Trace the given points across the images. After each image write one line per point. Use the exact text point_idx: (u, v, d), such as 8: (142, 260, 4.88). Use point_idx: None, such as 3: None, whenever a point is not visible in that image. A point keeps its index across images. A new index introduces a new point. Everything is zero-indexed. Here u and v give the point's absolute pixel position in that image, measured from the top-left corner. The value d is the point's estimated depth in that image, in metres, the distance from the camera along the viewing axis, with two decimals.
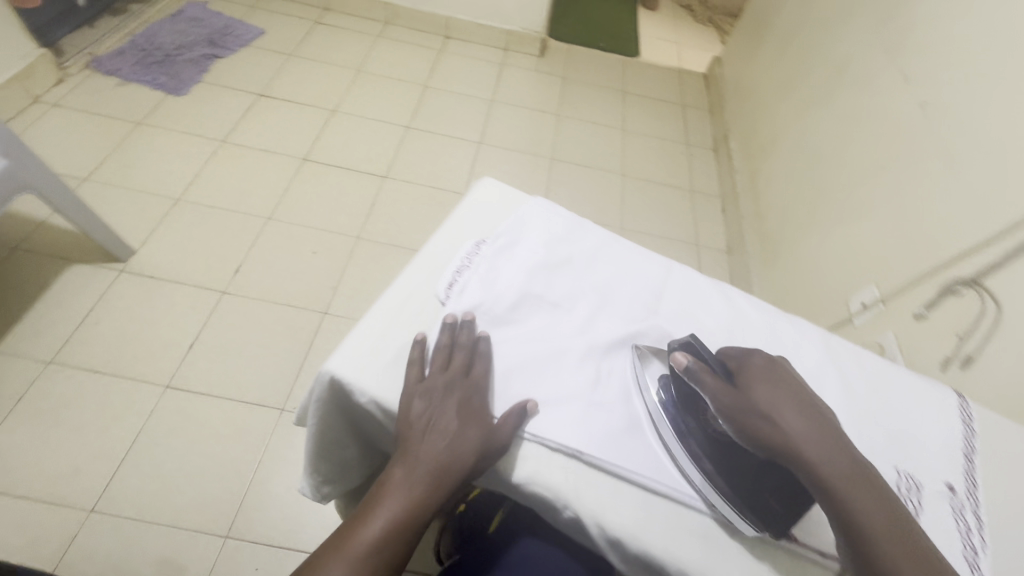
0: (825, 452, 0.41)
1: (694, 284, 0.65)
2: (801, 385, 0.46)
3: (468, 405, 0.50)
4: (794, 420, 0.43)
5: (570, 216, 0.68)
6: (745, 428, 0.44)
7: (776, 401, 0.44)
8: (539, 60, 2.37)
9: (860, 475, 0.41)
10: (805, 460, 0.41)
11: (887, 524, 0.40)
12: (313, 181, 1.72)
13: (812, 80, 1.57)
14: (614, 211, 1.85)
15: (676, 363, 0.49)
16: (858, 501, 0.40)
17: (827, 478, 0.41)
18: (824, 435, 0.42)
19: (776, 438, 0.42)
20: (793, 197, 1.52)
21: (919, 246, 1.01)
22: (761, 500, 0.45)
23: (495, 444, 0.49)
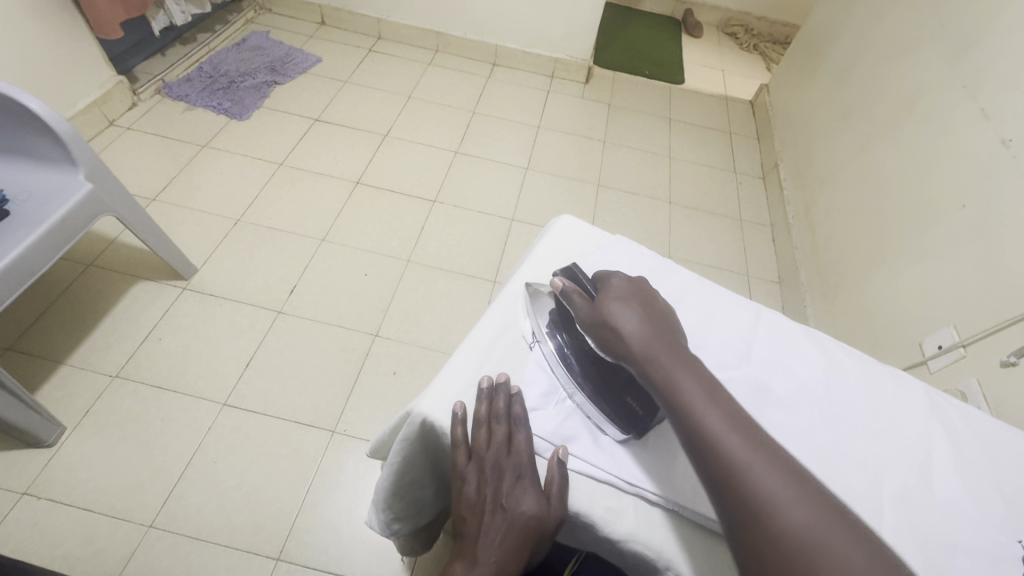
0: (655, 347, 0.45)
1: (784, 329, 0.63)
2: (653, 302, 0.50)
3: (514, 484, 0.47)
4: (627, 323, 0.47)
5: (653, 256, 0.67)
6: (596, 335, 0.49)
7: (619, 308, 0.48)
8: (585, 88, 2.40)
9: (692, 366, 0.44)
10: (635, 355, 0.45)
11: (724, 409, 0.41)
12: (366, 204, 1.76)
13: (873, 111, 1.53)
14: (661, 238, 1.84)
15: (554, 287, 0.54)
16: (684, 383, 0.43)
17: (653, 367, 0.44)
18: (657, 335, 0.46)
19: (613, 339, 0.47)
20: (852, 230, 1.48)
21: (1007, 289, 0.96)
22: (624, 405, 0.50)
23: (552, 519, 0.46)
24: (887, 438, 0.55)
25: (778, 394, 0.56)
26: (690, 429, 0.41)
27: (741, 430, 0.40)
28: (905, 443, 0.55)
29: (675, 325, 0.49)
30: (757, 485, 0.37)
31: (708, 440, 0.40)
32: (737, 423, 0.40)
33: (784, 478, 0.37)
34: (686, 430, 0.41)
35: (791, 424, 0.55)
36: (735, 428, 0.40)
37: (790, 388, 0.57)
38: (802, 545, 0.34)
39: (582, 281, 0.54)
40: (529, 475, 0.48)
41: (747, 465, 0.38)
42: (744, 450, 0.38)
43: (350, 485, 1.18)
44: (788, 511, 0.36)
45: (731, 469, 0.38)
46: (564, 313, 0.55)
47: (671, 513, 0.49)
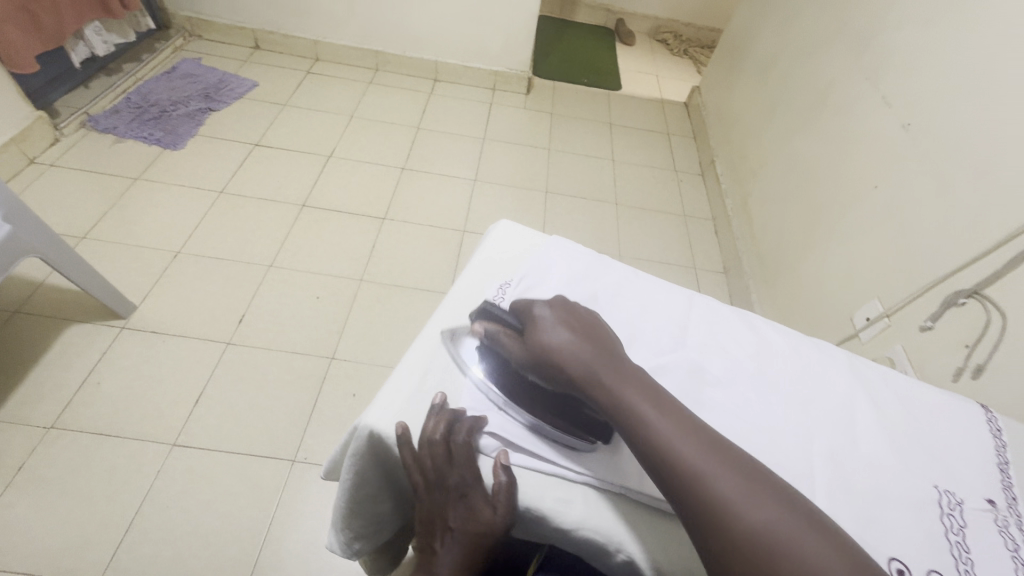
0: (602, 369, 0.47)
1: (716, 312, 0.66)
2: (584, 324, 0.51)
3: (458, 505, 0.49)
4: (566, 350, 0.49)
5: (589, 253, 0.69)
6: (533, 366, 0.50)
7: (555, 336, 0.50)
8: (526, 98, 2.45)
9: (640, 383, 0.46)
10: (584, 379, 0.47)
11: (673, 422, 0.43)
12: (313, 226, 1.73)
13: (793, 105, 1.64)
14: (611, 239, 1.89)
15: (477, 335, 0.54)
16: (633, 400, 0.45)
17: (602, 389, 0.46)
18: (598, 357, 0.48)
19: (556, 365, 0.48)
20: (784, 217, 1.57)
21: (919, 259, 1.04)
22: (584, 418, 0.51)
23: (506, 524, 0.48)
24: (816, 405, 0.59)
25: (713, 374, 0.59)
26: (645, 447, 0.43)
27: (693, 438, 0.41)
28: (831, 407, 0.59)
29: (611, 340, 0.51)
30: (713, 488, 0.38)
31: (661, 456, 0.41)
32: (687, 432, 0.42)
33: (739, 481, 0.39)
34: (642, 449, 0.43)
35: (728, 401, 0.57)
36: (685, 433, 0.42)
37: (725, 368, 0.60)
38: (765, 542, 0.36)
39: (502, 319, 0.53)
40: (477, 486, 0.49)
41: (700, 471, 0.39)
42: (697, 459, 0.40)
43: (315, 514, 1.15)
44: (744, 509, 0.37)
45: (689, 482, 0.39)
46: (490, 351, 0.55)
47: (620, 497, 0.50)
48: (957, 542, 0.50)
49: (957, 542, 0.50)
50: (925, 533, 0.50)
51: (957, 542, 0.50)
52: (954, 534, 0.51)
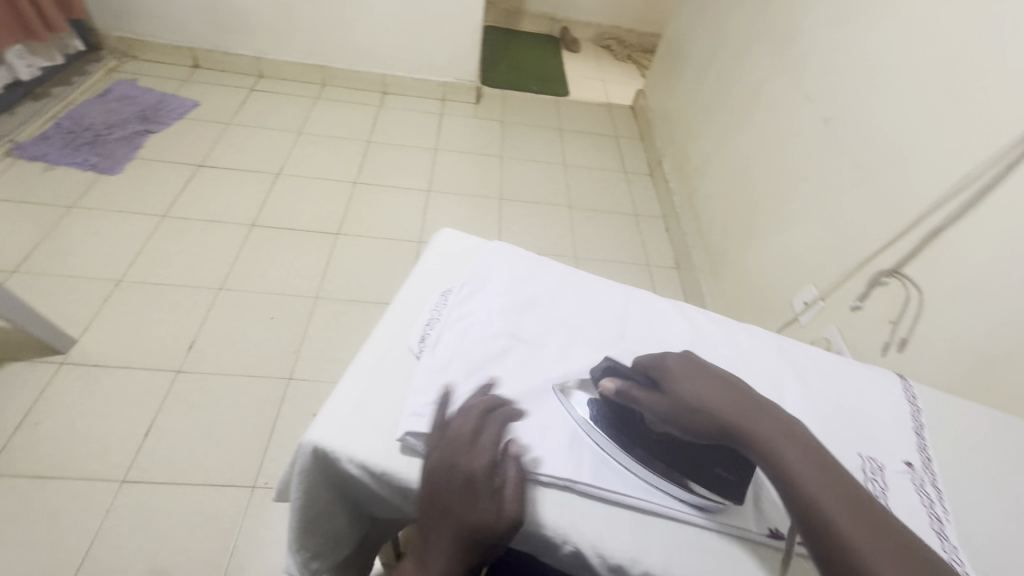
0: (748, 420, 0.48)
1: (653, 305, 0.69)
2: (724, 378, 0.53)
3: (472, 488, 0.48)
4: (708, 399, 0.50)
5: (530, 256, 0.71)
6: (671, 414, 0.51)
7: (699, 389, 0.51)
8: (476, 107, 2.47)
9: (788, 436, 0.47)
10: (726, 430, 0.49)
11: (828, 484, 0.43)
12: (264, 245, 1.69)
13: (728, 104, 1.72)
14: (566, 242, 1.92)
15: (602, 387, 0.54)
16: (784, 457, 0.45)
17: (748, 439, 0.47)
18: (744, 408, 0.49)
19: (696, 414, 0.50)
20: (727, 211, 1.64)
21: (845, 244, 1.11)
22: (711, 475, 0.51)
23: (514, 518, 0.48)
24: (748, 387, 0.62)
25: None
26: (799, 500, 0.43)
27: (845, 504, 0.42)
28: (762, 386, 0.62)
29: (759, 394, 0.52)
30: (869, 556, 0.39)
31: (811, 511, 0.42)
32: (844, 498, 0.42)
33: (891, 554, 0.39)
34: (792, 501, 0.44)
35: None
36: (838, 497, 0.42)
37: None
38: None
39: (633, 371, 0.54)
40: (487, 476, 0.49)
41: (854, 537, 0.40)
42: (857, 527, 0.40)
43: (278, 539, 1.12)
44: None
45: (850, 551, 0.39)
46: (615, 408, 0.54)
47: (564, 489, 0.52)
48: (879, 504, 0.54)
49: (880, 504, 0.54)
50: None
51: (879, 504, 0.54)
52: (877, 497, 0.55)
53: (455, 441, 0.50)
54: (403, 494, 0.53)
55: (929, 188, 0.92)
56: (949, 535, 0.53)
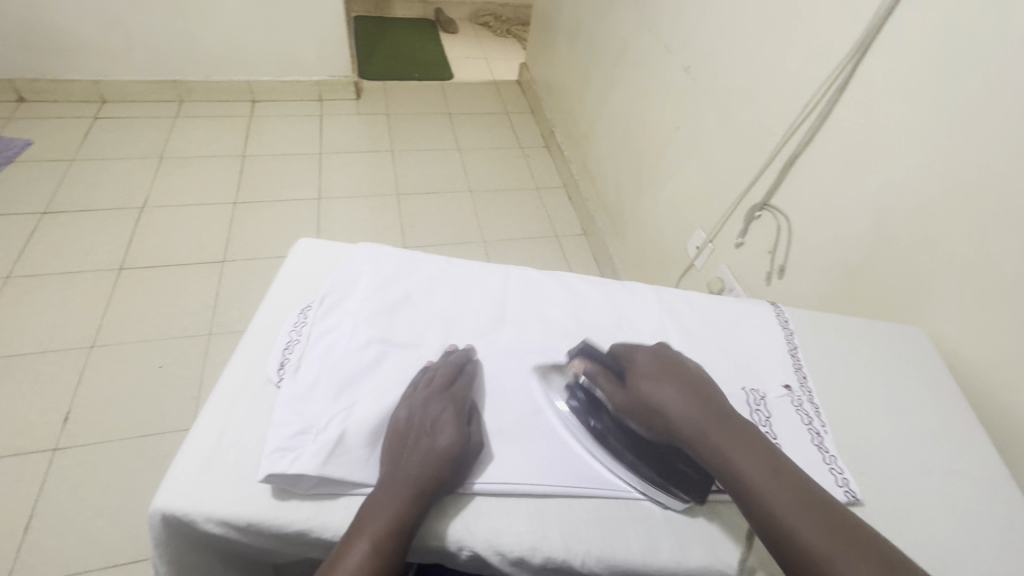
0: (709, 426, 0.48)
1: (532, 280, 0.67)
2: (685, 377, 0.52)
3: (446, 417, 0.50)
4: (671, 405, 0.50)
5: (398, 252, 0.67)
6: (638, 416, 0.51)
7: (661, 391, 0.50)
8: (358, 103, 2.35)
9: (745, 442, 0.47)
10: (691, 438, 0.48)
11: (788, 489, 0.44)
12: (139, 288, 1.52)
13: (601, 65, 1.73)
14: (472, 228, 1.89)
15: (576, 374, 0.55)
16: (744, 467, 0.45)
17: (708, 450, 0.47)
18: (707, 413, 0.49)
19: (663, 419, 0.50)
20: (618, 171, 1.67)
21: (719, 185, 1.16)
22: (676, 471, 0.50)
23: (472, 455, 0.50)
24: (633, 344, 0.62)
25: (536, 342, 0.60)
26: (760, 508, 0.44)
27: (807, 508, 0.43)
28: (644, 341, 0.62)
29: (715, 392, 0.52)
30: (832, 565, 0.40)
31: (775, 518, 0.43)
32: (806, 503, 0.43)
33: (857, 557, 0.40)
34: (756, 513, 0.44)
35: (550, 366, 0.58)
36: (798, 502, 0.43)
37: (544, 335, 0.61)
38: None
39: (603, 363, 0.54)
40: (456, 410, 0.51)
41: (818, 547, 0.41)
42: (819, 532, 0.41)
43: None
44: None
45: (814, 557, 0.41)
46: (587, 395, 0.54)
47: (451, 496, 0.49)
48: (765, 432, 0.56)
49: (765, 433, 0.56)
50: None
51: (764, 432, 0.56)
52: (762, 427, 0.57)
53: (428, 390, 0.52)
54: (282, 539, 0.48)
55: (779, 120, 0.97)
56: (827, 448, 0.56)
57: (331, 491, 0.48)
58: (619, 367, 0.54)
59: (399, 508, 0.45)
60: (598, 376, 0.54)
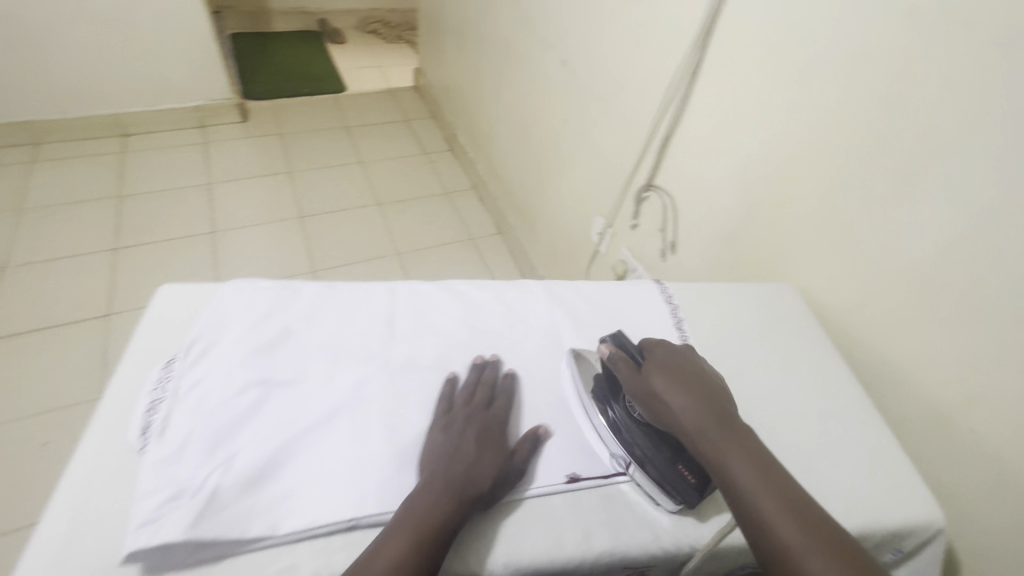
0: (709, 423, 0.49)
1: (420, 293, 0.66)
2: (697, 371, 0.54)
3: (484, 436, 0.52)
4: (673, 398, 0.51)
5: (274, 285, 0.63)
6: (644, 404, 0.53)
7: (667, 384, 0.52)
8: (246, 125, 2.21)
9: (741, 442, 0.48)
10: (688, 433, 0.50)
11: (773, 489, 0.45)
12: (8, 360, 1.35)
13: (489, 64, 1.75)
14: (385, 242, 1.84)
15: (602, 355, 0.58)
16: (733, 464, 0.46)
17: (700, 445, 0.49)
18: (708, 409, 0.50)
19: (666, 410, 0.51)
20: (520, 167, 1.69)
21: (609, 172, 1.20)
22: (677, 474, 0.51)
23: (512, 472, 0.51)
24: (529, 342, 0.63)
25: (428, 356, 0.59)
26: (742, 506, 0.45)
27: (791, 512, 0.43)
28: (537, 339, 0.63)
29: (723, 389, 0.54)
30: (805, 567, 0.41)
31: (756, 520, 0.44)
32: (789, 505, 0.44)
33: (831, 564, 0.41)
34: (740, 511, 0.45)
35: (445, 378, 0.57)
36: (783, 504, 0.44)
37: (437, 348, 0.60)
38: None
39: (629, 347, 0.57)
40: (479, 426, 0.53)
41: (793, 549, 0.42)
42: (797, 534, 0.42)
43: None
44: None
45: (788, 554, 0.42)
46: (610, 384, 0.56)
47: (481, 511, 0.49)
48: None
49: None
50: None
51: None
52: None
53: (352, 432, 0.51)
54: None
55: (650, 105, 1.02)
56: None
57: (210, 554, 0.44)
58: (642, 354, 0.57)
59: (436, 516, 0.45)
60: (618, 361, 0.56)
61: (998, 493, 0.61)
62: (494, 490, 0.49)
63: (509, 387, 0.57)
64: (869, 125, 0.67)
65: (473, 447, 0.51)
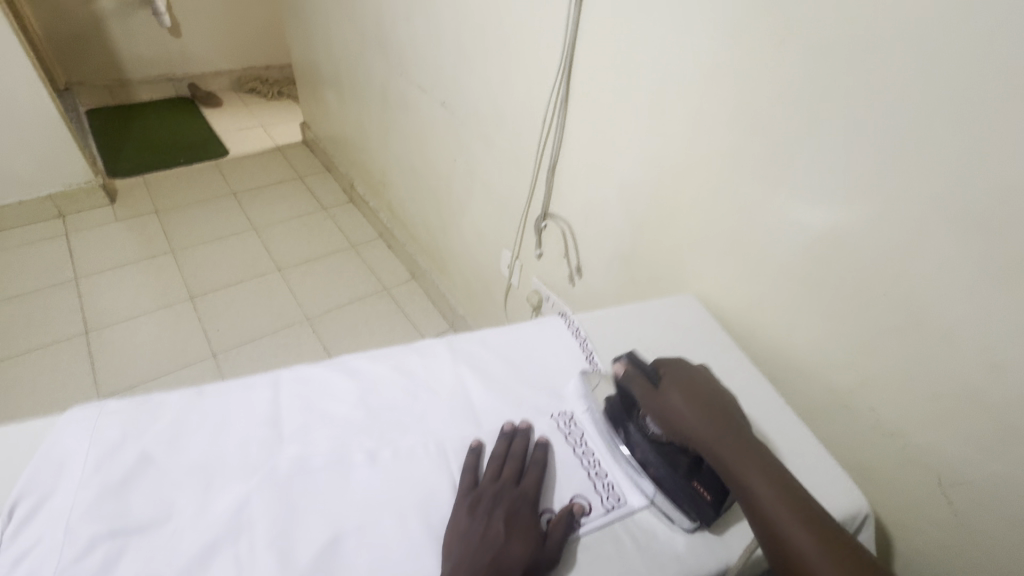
0: (723, 432, 0.52)
1: (308, 380, 0.59)
2: (708, 386, 0.57)
3: (509, 518, 0.48)
4: (688, 412, 0.54)
5: (127, 403, 0.54)
6: (659, 420, 0.55)
7: (677, 396, 0.55)
8: (116, 207, 2.01)
9: (755, 452, 0.50)
10: (704, 444, 0.52)
11: (786, 498, 0.46)
12: None
13: (372, 113, 1.70)
14: (290, 308, 1.72)
15: (616, 373, 0.60)
16: (748, 474, 0.48)
17: (719, 455, 0.51)
18: (718, 420, 0.53)
19: (680, 423, 0.53)
20: (421, 211, 1.65)
21: (506, 205, 1.19)
22: (690, 489, 0.51)
23: (548, 557, 0.47)
24: (435, 409, 0.58)
25: (322, 454, 0.52)
26: (757, 511, 0.47)
27: (805, 517, 0.45)
28: (447, 406, 0.58)
29: (729, 403, 0.56)
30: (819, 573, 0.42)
31: (773, 526, 0.45)
32: (804, 514, 0.45)
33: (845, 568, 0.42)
34: (757, 517, 0.47)
35: (342, 477, 0.50)
36: (797, 510, 0.45)
37: (332, 440, 0.53)
38: None
39: (644, 366, 0.58)
40: (508, 506, 0.49)
41: (807, 554, 0.43)
42: (810, 540, 0.43)
43: None
44: None
45: (802, 561, 0.43)
46: (624, 398, 0.58)
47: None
48: (583, 451, 0.57)
49: (583, 453, 0.57)
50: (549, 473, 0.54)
51: (583, 452, 0.57)
52: (580, 451, 0.57)
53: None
54: None
55: (531, 138, 1.03)
56: None
57: None
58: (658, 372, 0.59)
59: None
60: (634, 379, 0.58)
61: (907, 463, 0.63)
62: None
63: (542, 458, 0.54)
64: (726, 135, 0.70)
65: (502, 531, 0.47)
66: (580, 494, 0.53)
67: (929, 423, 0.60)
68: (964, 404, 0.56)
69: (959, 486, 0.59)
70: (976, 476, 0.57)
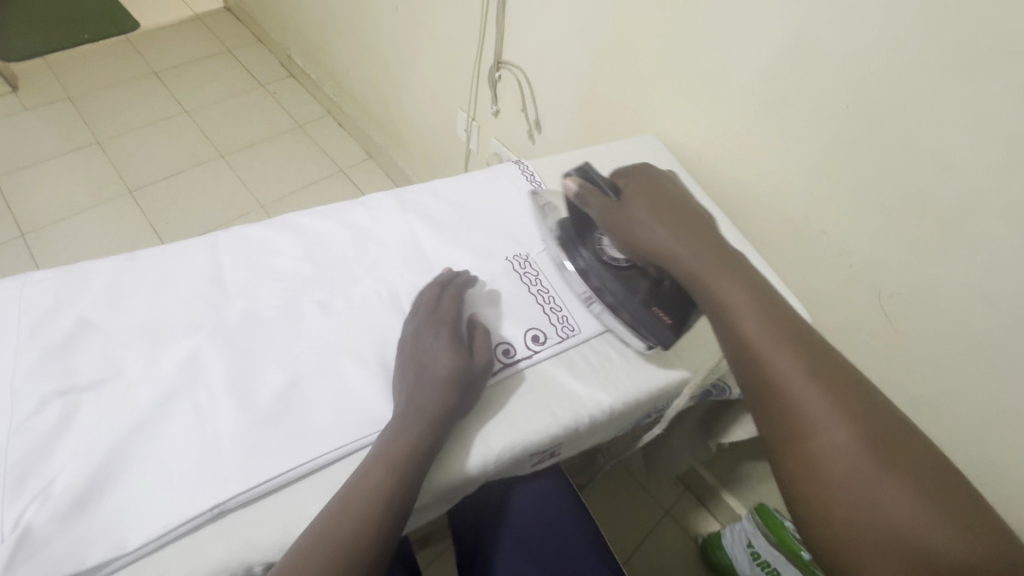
0: (693, 244, 0.49)
1: (247, 238, 0.56)
2: (672, 200, 0.53)
3: (444, 344, 0.48)
4: (656, 228, 0.50)
5: (53, 272, 0.50)
6: (618, 243, 0.53)
7: (640, 215, 0.51)
8: (21, 95, 1.77)
9: (723, 259, 0.48)
10: (667, 257, 0.49)
11: (752, 298, 0.45)
12: None
13: None
14: (242, 196, 1.62)
15: (568, 191, 0.54)
16: (715, 279, 0.46)
17: (686, 264, 0.48)
18: (686, 233, 0.50)
19: (643, 242, 0.51)
20: (368, 80, 1.50)
21: (457, 58, 1.08)
22: (650, 313, 0.51)
23: (479, 372, 0.48)
24: (386, 257, 0.56)
25: (271, 307, 0.51)
26: (720, 312, 0.45)
27: (768, 316, 0.43)
28: (399, 254, 0.57)
29: (695, 214, 0.52)
30: (774, 363, 0.41)
31: (734, 325, 0.44)
32: (768, 312, 0.44)
33: (804, 360, 0.41)
34: (718, 317, 0.45)
35: (295, 325, 0.50)
36: (760, 311, 0.44)
37: (281, 293, 0.52)
38: (819, 424, 0.38)
39: (599, 180, 0.53)
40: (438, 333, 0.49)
41: (764, 347, 0.42)
42: (771, 336, 0.42)
43: None
44: (800, 389, 0.40)
45: (758, 355, 0.42)
46: (580, 223, 0.55)
47: (457, 422, 0.47)
48: (539, 289, 0.57)
49: (540, 291, 0.57)
50: (483, 311, 0.54)
51: (539, 289, 0.57)
52: (535, 289, 0.57)
53: (192, 420, 0.44)
54: None
55: None
56: None
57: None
58: (615, 187, 0.54)
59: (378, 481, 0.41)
60: (588, 195, 0.53)
61: (852, 283, 0.66)
62: (464, 397, 0.47)
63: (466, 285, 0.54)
64: None
65: (431, 358, 0.47)
66: (535, 326, 0.54)
67: (875, 239, 0.61)
68: (913, 216, 0.57)
69: (896, 298, 0.62)
70: (911, 284, 0.60)
